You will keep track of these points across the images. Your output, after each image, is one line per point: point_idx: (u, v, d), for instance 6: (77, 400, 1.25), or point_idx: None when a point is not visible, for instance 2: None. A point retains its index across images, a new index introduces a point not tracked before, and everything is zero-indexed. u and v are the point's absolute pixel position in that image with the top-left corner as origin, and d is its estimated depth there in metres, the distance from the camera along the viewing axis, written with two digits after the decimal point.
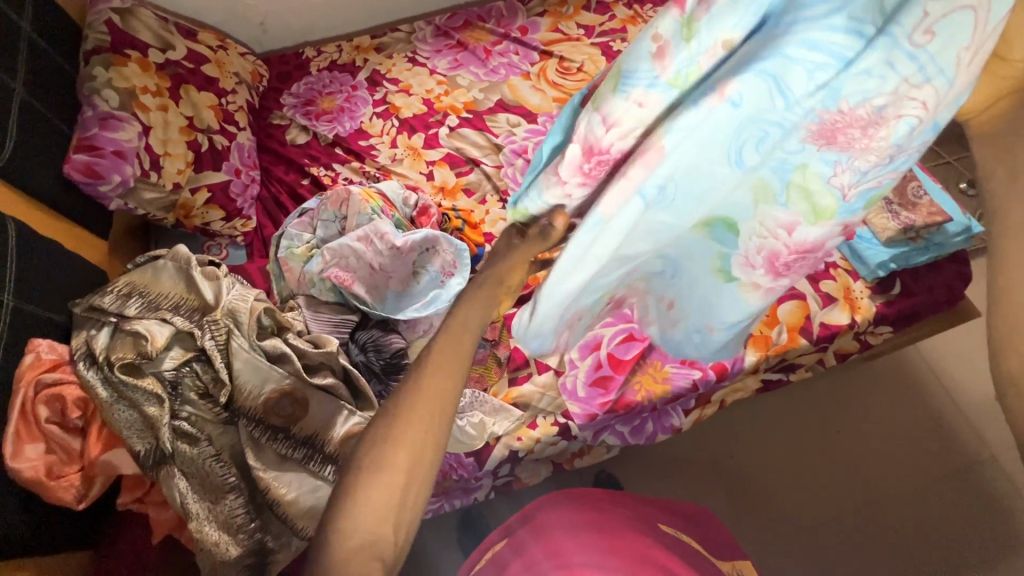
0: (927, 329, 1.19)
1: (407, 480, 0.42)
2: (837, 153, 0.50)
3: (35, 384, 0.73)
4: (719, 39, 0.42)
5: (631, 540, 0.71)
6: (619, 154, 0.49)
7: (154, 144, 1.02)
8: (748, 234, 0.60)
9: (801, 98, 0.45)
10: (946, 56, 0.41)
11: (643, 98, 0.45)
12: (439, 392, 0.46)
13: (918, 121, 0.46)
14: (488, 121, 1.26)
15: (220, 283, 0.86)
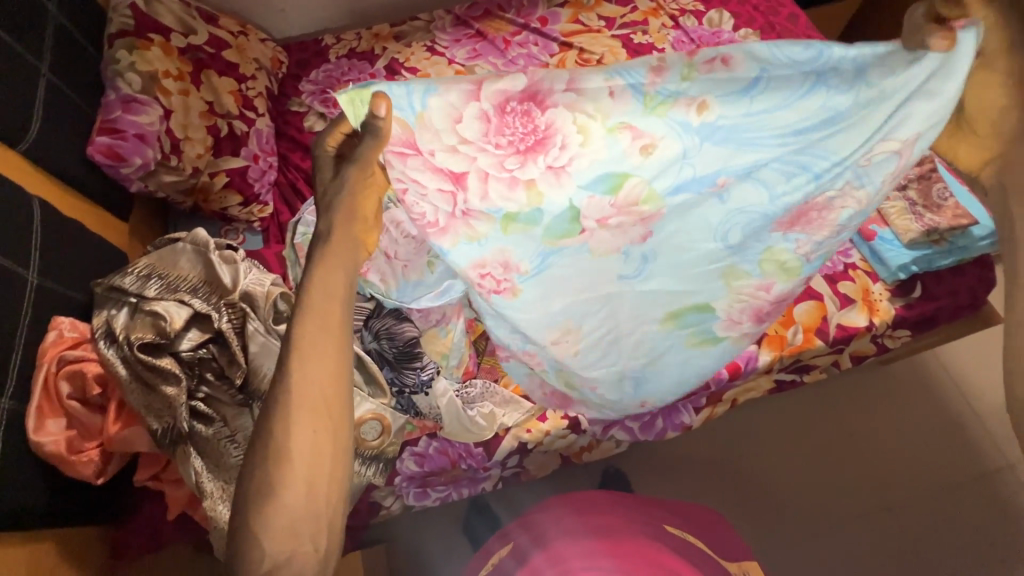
0: (937, 338, 1.18)
1: (318, 450, 0.52)
2: (797, 233, 0.75)
3: (58, 360, 0.75)
4: (701, 98, 0.62)
5: (634, 549, 0.74)
6: (543, 117, 0.62)
7: (175, 128, 1.02)
8: (728, 303, 0.80)
9: (779, 194, 0.69)
10: (880, 178, 0.69)
11: (632, 126, 0.63)
12: (322, 377, 0.54)
13: (855, 211, 0.72)
14: None
15: (238, 267, 0.87)
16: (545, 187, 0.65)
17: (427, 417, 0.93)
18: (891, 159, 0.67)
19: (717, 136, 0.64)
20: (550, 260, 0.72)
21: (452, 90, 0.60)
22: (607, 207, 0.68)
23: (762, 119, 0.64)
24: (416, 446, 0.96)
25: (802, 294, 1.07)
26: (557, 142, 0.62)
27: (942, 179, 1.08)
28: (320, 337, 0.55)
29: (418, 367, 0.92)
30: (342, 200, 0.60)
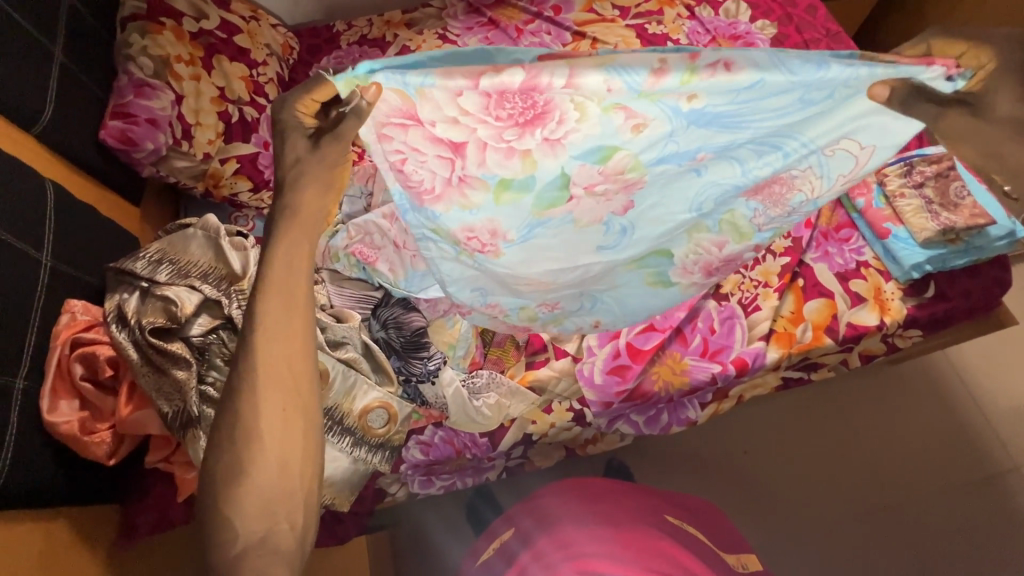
0: (940, 341, 1.18)
1: (284, 434, 0.54)
2: (758, 205, 0.78)
3: (70, 343, 0.76)
4: (691, 93, 0.57)
5: (641, 535, 0.70)
6: (541, 96, 0.57)
7: (186, 114, 1.03)
8: (686, 252, 0.84)
9: (752, 169, 0.70)
10: (834, 177, 0.73)
11: (632, 114, 0.60)
12: (283, 362, 0.55)
13: (807, 198, 0.77)
14: None
15: (247, 254, 0.87)
16: (540, 157, 0.64)
17: (433, 406, 0.94)
18: (851, 158, 0.69)
19: (702, 119, 0.62)
20: (536, 230, 0.74)
21: (449, 81, 0.55)
22: (591, 180, 0.68)
23: (751, 106, 0.60)
24: (421, 435, 0.96)
25: (812, 293, 1.07)
26: (556, 117, 0.59)
27: (961, 177, 1.05)
28: (286, 319, 0.56)
29: (425, 357, 0.93)
30: (318, 179, 0.56)
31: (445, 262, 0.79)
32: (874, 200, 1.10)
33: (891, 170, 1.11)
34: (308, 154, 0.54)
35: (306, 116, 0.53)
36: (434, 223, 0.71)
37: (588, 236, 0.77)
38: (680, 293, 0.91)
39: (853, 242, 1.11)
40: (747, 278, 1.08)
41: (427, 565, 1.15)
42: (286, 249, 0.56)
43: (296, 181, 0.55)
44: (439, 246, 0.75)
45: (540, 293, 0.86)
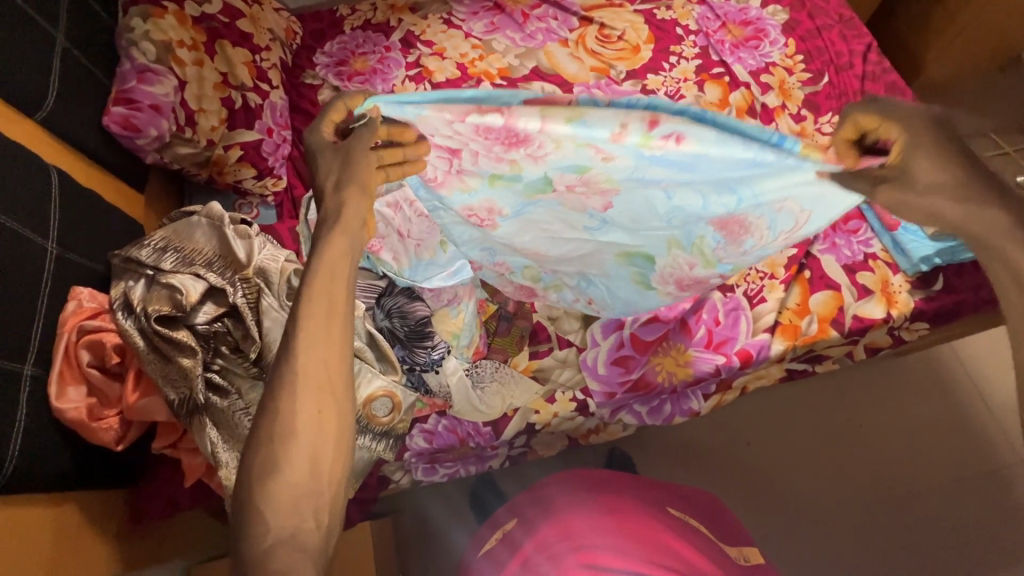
0: (957, 330, 1.14)
1: (318, 431, 0.53)
2: (721, 239, 0.79)
3: (77, 330, 0.76)
4: (644, 143, 0.61)
5: (646, 527, 0.72)
6: (520, 132, 0.63)
7: (189, 100, 1.01)
8: (663, 265, 0.85)
9: (711, 204, 0.71)
10: (779, 233, 0.76)
11: (600, 150, 0.64)
12: (322, 360, 0.55)
13: (758, 243, 0.78)
14: (522, 88, 1.26)
15: (252, 242, 0.87)
16: (524, 164, 0.69)
17: (437, 395, 0.95)
18: (791, 218, 0.72)
19: (659, 162, 0.64)
20: (529, 207, 0.77)
21: (442, 113, 0.63)
22: (570, 182, 0.71)
23: (703, 159, 0.62)
24: (425, 424, 0.97)
25: (818, 285, 1.06)
26: (535, 144, 0.64)
27: None
28: (324, 318, 0.56)
29: (429, 346, 0.93)
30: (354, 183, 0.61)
31: (458, 224, 0.83)
32: None
33: None
34: (334, 161, 0.62)
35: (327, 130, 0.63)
36: (442, 205, 0.79)
37: (572, 219, 0.79)
38: (658, 298, 0.93)
39: (861, 234, 1.09)
40: (754, 269, 1.07)
41: (430, 551, 1.16)
42: (327, 256, 0.58)
43: (336, 186, 0.61)
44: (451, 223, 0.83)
45: (537, 264, 0.91)
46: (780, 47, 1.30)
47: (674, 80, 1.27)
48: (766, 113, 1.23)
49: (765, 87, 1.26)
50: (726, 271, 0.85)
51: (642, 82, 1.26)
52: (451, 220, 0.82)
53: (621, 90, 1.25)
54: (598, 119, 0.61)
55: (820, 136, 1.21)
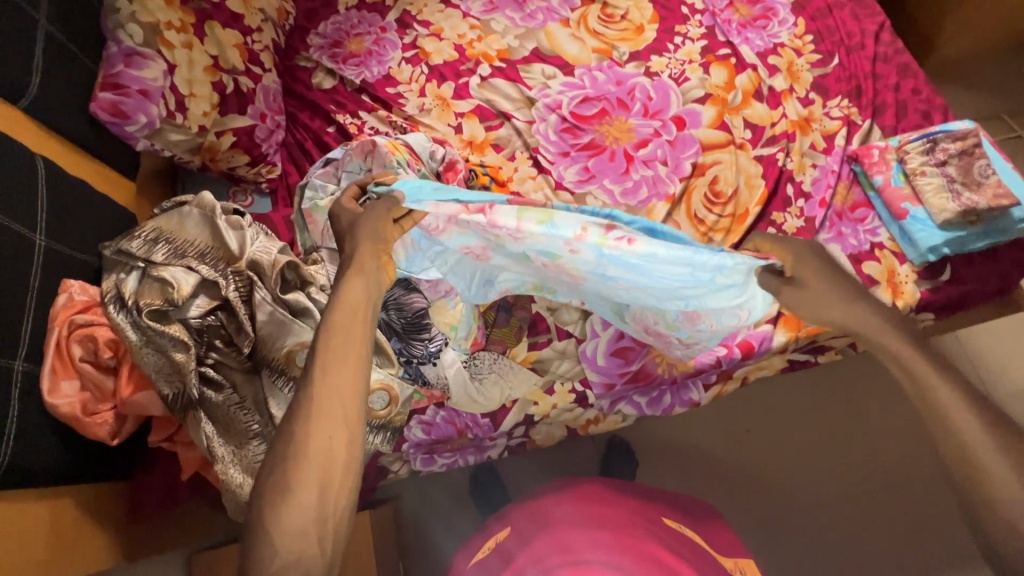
0: (974, 317, 1.09)
1: (328, 456, 0.55)
2: (678, 319, 0.89)
3: (68, 324, 0.75)
4: (603, 241, 0.76)
5: (640, 542, 0.70)
6: (502, 228, 0.77)
7: (179, 85, 0.98)
8: (632, 326, 0.94)
9: (665, 297, 0.84)
10: (725, 316, 0.88)
11: (570, 246, 0.77)
12: (341, 388, 0.58)
13: (709, 326, 0.90)
14: (522, 71, 1.22)
15: (244, 233, 0.85)
16: (506, 243, 0.80)
17: (435, 386, 0.92)
18: (730, 312, 0.87)
19: (618, 257, 0.77)
20: (516, 262, 0.86)
21: (442, 208, 0.76)
22: (543, 263, 0.82)
23: (652, 260, 0.77)
24: (423, 415, 0.96)
25: None
26: (514, 235, 0.77)
27: (986, 156, 1.01)
28: (342, 350, 0.60)
29: (426, 338, 0.92)
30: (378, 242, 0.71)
31: (456, 261, 0.88)
32: (893, 177, 1.06)
33: (913, 147, 1.06)
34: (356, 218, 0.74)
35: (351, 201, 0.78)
36: (440, 247, 0.86)
37: (552, 280, 0.89)
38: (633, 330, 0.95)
39: (868, 222, 1.08)
40: None
41: (428, 542, 1.16)
42: (344, 297, 0.64)
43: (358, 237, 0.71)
44: (445, 261, 0.87)
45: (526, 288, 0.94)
46: (789, 28, 1.26)
47: (678, 62, 1.23)
48: (773, 96, 1.19)
49: (772, 69, 1.22)
50: (680, 338, 0.93)
51: (645, 64, 1.22)
52: (451, 261, 0.88)
53: (623, 72, 1.21)
54: (565, 223, 0.76)
55: (827, 121, 1.17)
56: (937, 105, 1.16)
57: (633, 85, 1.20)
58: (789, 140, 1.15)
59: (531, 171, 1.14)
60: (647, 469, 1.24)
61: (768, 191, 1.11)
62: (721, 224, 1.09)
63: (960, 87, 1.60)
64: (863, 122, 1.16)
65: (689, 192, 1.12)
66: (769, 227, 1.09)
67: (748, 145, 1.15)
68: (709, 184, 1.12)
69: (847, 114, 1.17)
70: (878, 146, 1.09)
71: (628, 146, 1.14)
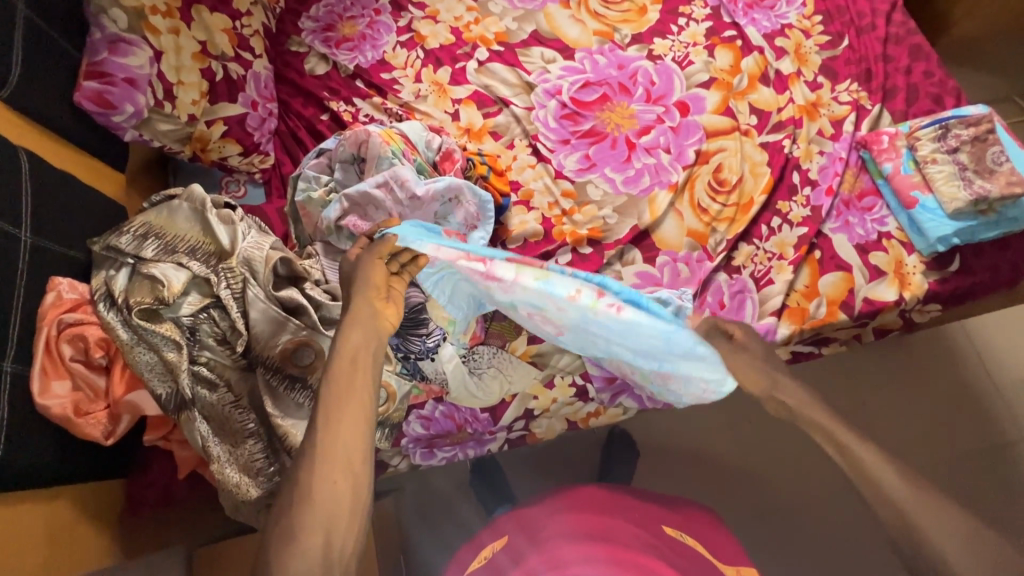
0: (983, 306, 1.06)
1: (332, 501, 0.55)
2: (651, 379, 0.87)
3: (57, 323, 0.73)
4: (592, 306, 0.73)
5: (637, 553, 0.68)
6: (495, 280, 0.74)
7: (166, 72, 0.95)
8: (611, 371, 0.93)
9: (638, 361, 0.82)
10: (688, 391, 0.84)
11: (556, 304, 0.74)
12: (344, 433, 0.58)
13: (674, 392, 0.86)
14: (521, 55, 1.18)
15: (236, 228, 0.83)
16: (495, 292, 0.77)
17: (433, 381, 0.92)
18: (696, 390, 0.82)
19: (601, 323, 0.75)
20: (503, 308, 0.82)
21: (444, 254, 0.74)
22: (529, 315, 0.80)
23: (634, 329, 0.74)
24: (422, 410, 0.95)
25: (829, 266, 1.02)
26: (506, 287, 0.74)
27: (1000, 143, 0.98)
28: (345, 395, 0.60)
29: (424, 334, 0.91)
30: (368, 288, 0.69)
31: (446, 292, 0.84)
32: (903, 165, 1.03)
33: (924, 133, 1.03)
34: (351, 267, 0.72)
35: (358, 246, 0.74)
36: (434, 278, 0.81)
37: (536, 330, 0.86)
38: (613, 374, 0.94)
39: (875, 211, 1.05)
40: (761, 250, 1.04)
41: (427, 533, 1.16)
42: (348, 337, 0.64)
43: (355, 283, 0.69)
44: (438, 291, 0.84)
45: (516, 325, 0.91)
46: (797, 8, 1.21)
47: (682, 45, 1.19)
48: (780, 80, 1.16)
49: (780, 52, 1.18)
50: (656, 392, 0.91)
51: (649, 47, 1.18)
52: (448, 291, 0.84)
53: (626, 56, 1.17)
54: (560, 284, 0.73)
55: (836, 106, 1.14)
56: (950, 89, 1.12)
57: (635, 69, 1.16)
58: (795, 126, 1.12)
59: (530, 160, 1.11)
60: (648, 460, 1.24)
61: (774, 178, 1.08)
62: (726, 213, 1.06)
63: (973, 69, 1.55)
64: (872, 107, 1.13)
65: (692, 181, 1.09)
66: (774, 216, 1.06)
67: (754, 131, 1.12)
68: (713, 172, 1.09)
69: (856, 99, 1.14)
70: (887, 132, 1.06)
71: (630, 133, 1.11)
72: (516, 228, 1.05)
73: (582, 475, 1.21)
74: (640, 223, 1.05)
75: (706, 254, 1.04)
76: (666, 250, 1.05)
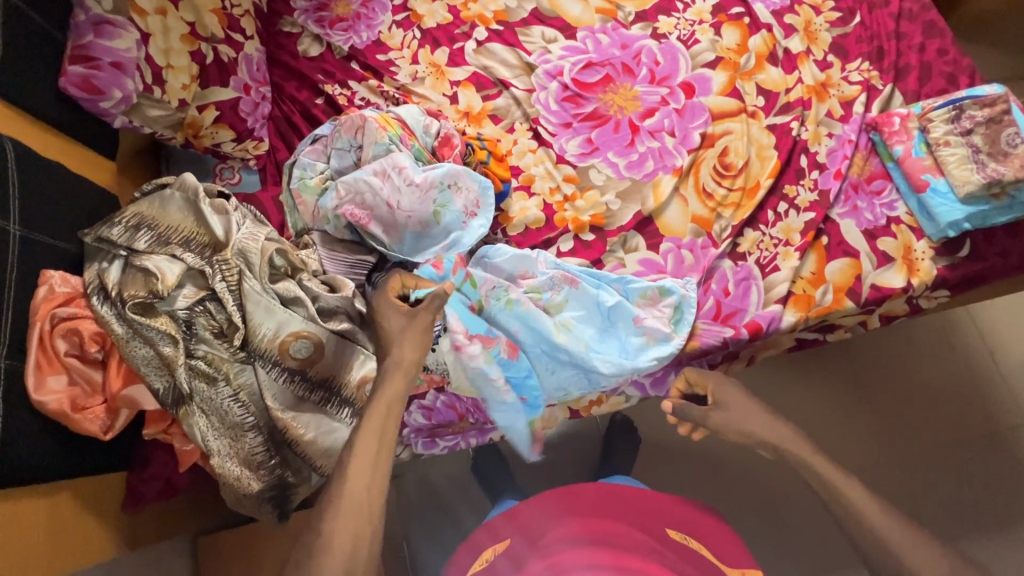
0: (991, 291, 1.05)
1: (355, 542, 0.59)
2: None
3: (51, 318, 0.72)
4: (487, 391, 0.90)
5: (637, 560, 0.67)
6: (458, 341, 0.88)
7: (155, 55, 0.91)
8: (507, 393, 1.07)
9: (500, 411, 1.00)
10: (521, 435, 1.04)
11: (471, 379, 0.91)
12: (366, 481, 0.63)
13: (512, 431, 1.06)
14: (521, 35, 1.15)
15: (230, 218, 0.81)
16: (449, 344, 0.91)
17: (434, 371, 0.91)
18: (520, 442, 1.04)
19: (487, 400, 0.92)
20: None
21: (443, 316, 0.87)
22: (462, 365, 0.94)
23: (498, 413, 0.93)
24: (423, 400, 0.95)
25: (836, 252, 1.00)
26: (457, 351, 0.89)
27: (1015, 124, 0.95)
28: (375, 445, 0.65)
29: None
30: (415, 333, 0.74)
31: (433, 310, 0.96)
32: (914, 147, 1.00)
33: (937, 115, 1.00)
34: (403, 319, 0.75)
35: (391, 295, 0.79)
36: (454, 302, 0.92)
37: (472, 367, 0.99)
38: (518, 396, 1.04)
39: (884, 196, 1.03)
40: (767, 236, 1.02)
41: (431, 519, 1.17)
42: (383, 397, 0.69)
43: (396, 340, 0.74)
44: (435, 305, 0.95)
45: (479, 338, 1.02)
46: None
47: (687, 23, 1.15)
48: (788, 59, 1.12)
49: (788, 29, 1.14)
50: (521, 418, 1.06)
51: (653, 26, 1.15)
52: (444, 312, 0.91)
53: (629, 35, 1.14)
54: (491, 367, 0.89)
55: (846, 86, 1.10)
56: (964, 67, 1.08)
57: (639, 49, 1.12)
58: (804, 108, 1.08)
59: (531, 144, 1.08)
60: (649, 446, 1.24)
61: (781, 162, 1.05)
62: (731, 198, 1.04)
63: (986, 46, 1.50)
64: (883, 87, 1.10)
65: (697, 165, 1.06)
66: (781, 201, 1.04)
67: (761, 113, 1.09)
68: (719, 156, 1.06)
69: (866, 78, 1.10)
70: (899, 113, 1.03)
71: (633, 115, 1.08)
72: (517, 215, 1.03)
73: (584, 461, 1.22)
74: (643, 209, 1.03)
75: (711, 240, 1.02)
76: (669, 237, 1.02)
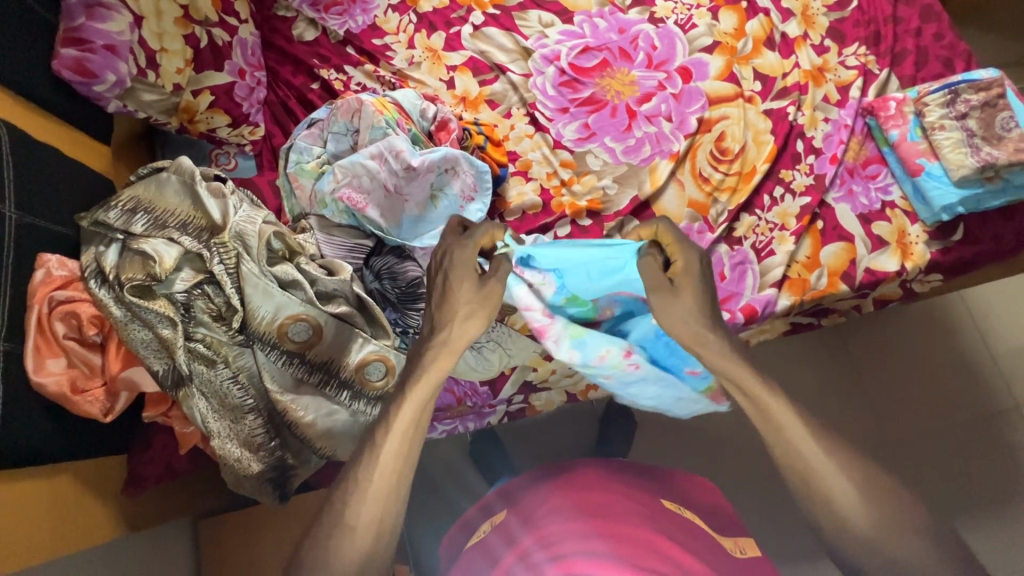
0: (983, 274, 1.06)
1: (376, 531, 0.56)
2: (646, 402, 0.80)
3: (48, 301, 0.72)
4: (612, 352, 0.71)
5: (631, 527, 0.63)
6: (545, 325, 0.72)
7: (148, 39, 0.90)
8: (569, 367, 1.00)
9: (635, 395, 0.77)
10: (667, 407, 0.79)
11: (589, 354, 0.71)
12: (394, 468, 0.58)
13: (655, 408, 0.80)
14: (517, 19, 1.14)
15: (226, 202, 0.81)
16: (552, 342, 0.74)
17: None
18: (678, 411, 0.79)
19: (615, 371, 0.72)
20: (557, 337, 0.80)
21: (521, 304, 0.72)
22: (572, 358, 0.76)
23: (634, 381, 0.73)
24: None
25: (831, 237, 1.01)
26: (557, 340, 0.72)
27: (1010, 108, 0.96)
28: (409, 428, 0.58)
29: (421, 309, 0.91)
30: (480, 315, 0.62)
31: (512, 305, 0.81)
32: (909, 132, 1.01)
33: (932, 99, 1.00)
34: (475, 296, 0.62)
35: (476, 254, 0.65)
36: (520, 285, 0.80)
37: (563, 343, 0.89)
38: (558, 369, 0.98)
39: (880, 180, 1.04)
40: (762, 220, 1.03)
41: (432, 502, 1.18)
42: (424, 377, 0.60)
43: (459, 312, 0.61)
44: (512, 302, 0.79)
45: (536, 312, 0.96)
46: None
47: (685, 7, 1.14)
48: (786, 44, 1.12)
49: (786, 14, 1.14)
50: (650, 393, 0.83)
51: (650, 10, 1.14)
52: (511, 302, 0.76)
53: (626, 20, 1.13)
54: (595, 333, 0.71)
55: (843, 71, 1.11)
56: (960, 52, 1.08)
57: (636, 33, 1.12)
58: (801, 92, 1.08)
59: (529, 129, 1.08)
60: (646, 429, 1.25)
61: (777, 147, 1.05)
62: (728, 183, 1.04)
63: (983, 32, 1.50)
64: (880, 71, 1.10)
65: (693, 150, 1.06)
66: (777, 185, 1.05)
67: (758, 98, 1.09)
68: (716, 140, 1.06)
69: (863, 63, 1.10)
70: (895, 98, 1.04)
71: (630, 100, 1.08)
72: (514, 200, 1.03)
73: (581, 444, 1.23)
74: (640, 194, 1.03)
75: (707, 225, 1.02)
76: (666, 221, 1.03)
